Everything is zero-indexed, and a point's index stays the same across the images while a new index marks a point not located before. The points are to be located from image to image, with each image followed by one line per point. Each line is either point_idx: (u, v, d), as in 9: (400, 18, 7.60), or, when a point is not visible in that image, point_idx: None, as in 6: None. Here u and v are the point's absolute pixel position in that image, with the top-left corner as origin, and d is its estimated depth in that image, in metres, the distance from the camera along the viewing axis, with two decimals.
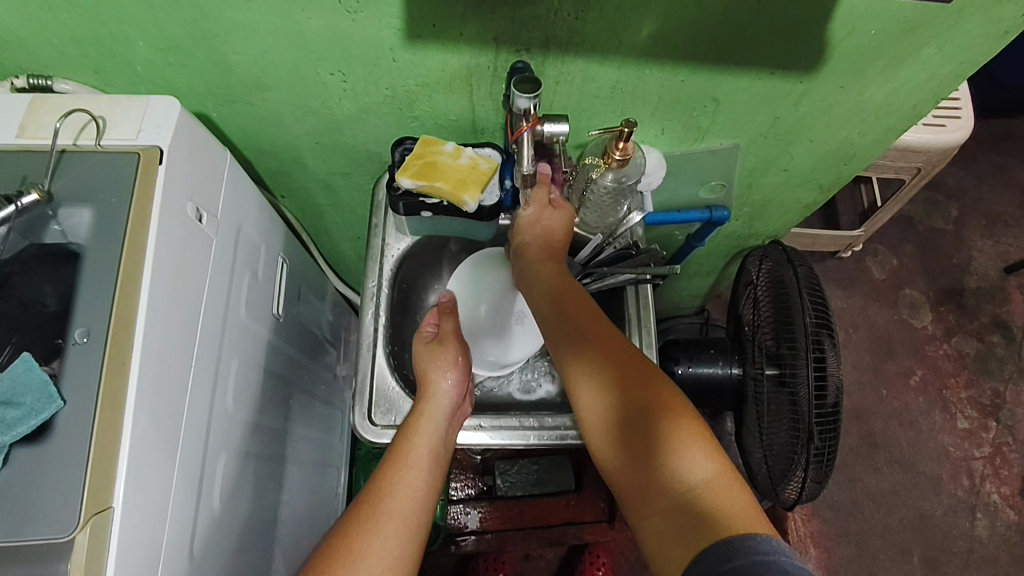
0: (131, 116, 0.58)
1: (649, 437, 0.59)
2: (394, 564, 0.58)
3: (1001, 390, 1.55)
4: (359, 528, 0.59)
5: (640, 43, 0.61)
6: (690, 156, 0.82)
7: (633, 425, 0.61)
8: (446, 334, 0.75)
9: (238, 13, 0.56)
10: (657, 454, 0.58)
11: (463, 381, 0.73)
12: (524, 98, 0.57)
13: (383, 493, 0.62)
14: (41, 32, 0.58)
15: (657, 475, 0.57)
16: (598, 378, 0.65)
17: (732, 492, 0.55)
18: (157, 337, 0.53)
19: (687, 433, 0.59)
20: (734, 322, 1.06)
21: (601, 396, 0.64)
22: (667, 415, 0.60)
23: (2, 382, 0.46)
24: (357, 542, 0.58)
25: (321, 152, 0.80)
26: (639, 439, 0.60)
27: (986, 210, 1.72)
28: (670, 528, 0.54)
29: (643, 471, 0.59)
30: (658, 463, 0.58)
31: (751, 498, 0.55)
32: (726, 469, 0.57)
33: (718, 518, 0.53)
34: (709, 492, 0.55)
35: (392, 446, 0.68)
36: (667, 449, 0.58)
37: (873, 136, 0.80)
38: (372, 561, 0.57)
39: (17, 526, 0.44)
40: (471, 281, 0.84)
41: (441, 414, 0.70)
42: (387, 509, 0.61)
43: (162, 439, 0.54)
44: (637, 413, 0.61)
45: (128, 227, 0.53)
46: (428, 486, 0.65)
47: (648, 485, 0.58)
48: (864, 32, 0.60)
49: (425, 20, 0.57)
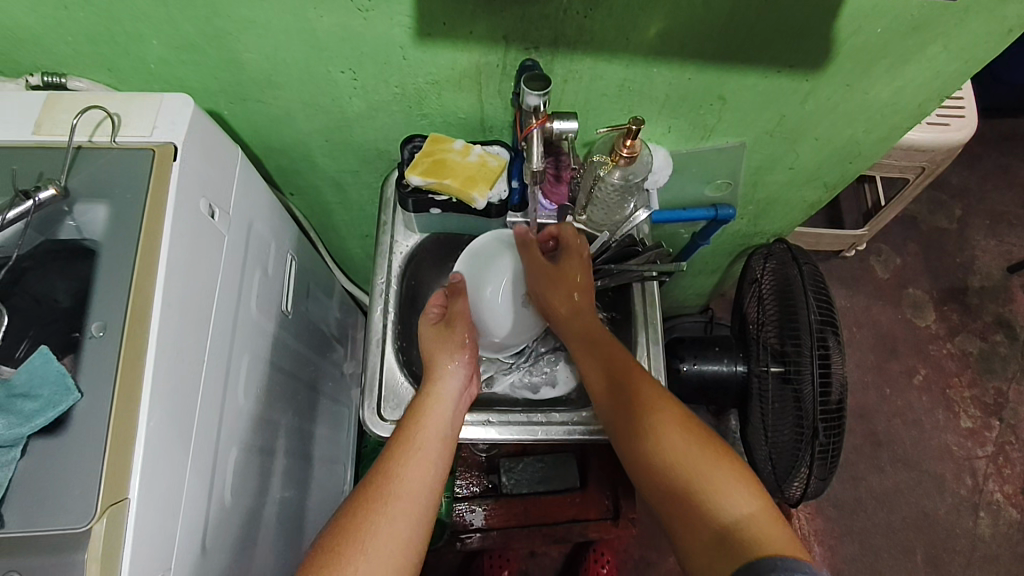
0: (145, 114, 0.58)
1: (689, 470, 0.63)
2: (402, 547, 0.60)
3: (1004, 389, 1.55)
4: (370, 511, 0.61)
5: (648, 41, 0.61)
6: (696, 154, 0.82)
7: (673, 457, 0.64)
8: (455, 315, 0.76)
9: (250, 11, 0.57)
10: (696, 487, 0.62)
11: (468, 364, 0.74)
12: (534, 95, 0.58)
13: (392, 473, 0.64)
14: (56, 30, 0.59)
15: (697, 506, 0.61)
16: (636, 411, 0.68)
17: (770, 523, 0.58)
18: (172, 331, 0.54)
19: (729, 472, 0.62)
20: (738, 321, 1.06)
21: (640, 424, 0.67)
22: (709, 455, 0.63)
23: (19, 375, 0.47)
24: (370, 524, 0.60)
25: (330, 149, 0.81)
26: (678, 470, 0.63)
27: (989, 210, 1.72)
28: (712, 551, 0.57)
29: (683, 502, 0.62)
30: (697, 495, 0.61)
31: (788, 528, 0.58)
32: (764, 502, 0.60)
33: (756, 545, 0.56)
34: (750, 523, 0.58)
35: (399, 425, 0.69)
36: (709, 485, 0.61)
37: (879, 134, 0.80)
38: (384, 544, 0.59)
39: (34, 517, 0.45)
40: (480, 263, 0.79)
41: (451, 397, 0.71)
42: (397, 492, 0.63)
43: (175, 432, 0.54)
44: (679, 450, 0.64)
45: (143, 224, 0.53)
46: (439, 469, 0.67)
47: (685, 513, 0.61)
48: (871, 29, 0.61)
49: (436, 18, 0.58)
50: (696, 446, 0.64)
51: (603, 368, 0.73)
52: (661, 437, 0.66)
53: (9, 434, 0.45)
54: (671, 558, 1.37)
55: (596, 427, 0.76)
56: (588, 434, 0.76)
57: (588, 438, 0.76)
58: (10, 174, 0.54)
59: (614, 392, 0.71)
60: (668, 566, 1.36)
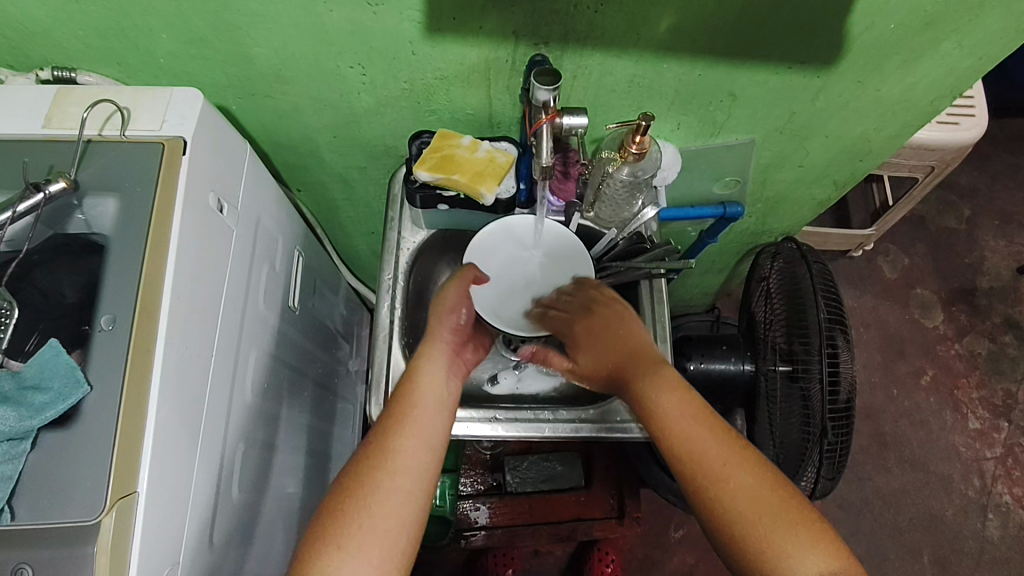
0: (153, 107, 0.58)
1: (756, 495, 0.55)
2: (411, 515, 0.55)
3: (1013, 390, 1.54)
4: (379, 470, 0.56)
5: (659, 36, 0.61)
6: (705, 151, 0.82)
7: (735, 476, 0.56)
8: (444, 300, 0.71)
9: (261, 5, 0.57)
10: (762, 520, 0.54)
11: (461, 325, 0.71)
12: (544, 90, 0.57)
13: (404, 426, 0.60)
14: (67, 24, 0.59)
15: (760, 542, 0.53)
16: (687, 412, 0.60)
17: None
18: (181, 324, 0.54)
19: (800, 515, 0.54)
20: (745, 320, 1.05)
21: (691, 425, 0.59)
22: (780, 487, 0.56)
23: (29, 368, 0.47)
24: (380, 483, 0.55)
25: (338, 145, 0.81)
26: (739, 492, 0.55)
27: (999, 210, 1.71)
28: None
29: (738, 528, 0.54)
30: (762, 528, 0.54)
31: None
32: (839, 549, 0.53)
33: None
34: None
35: (405, 377, 0.65)
36: (775, 523, 0.54)
37: (889, 132, 0.80)
38: (394, 512, 0.54)
39: (45, 509, 0.45)
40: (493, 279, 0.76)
41: (441, 362, 0.66)
42: (408, 456, 0.58)
43: (184, 426, 0.54)
44: (746, 470, 0.56)
45: (152, 218, 0.53)
46: (447, 420, 0.63)
47: (742, 536, 0.54)
48: (884, 25, 0.60)
49: (446, 12, 0.58)
50: (764, 473, 0.56)
51: (635, 363, 0.66)
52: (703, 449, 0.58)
53: (19, 426, 0.45)
54: (676, 557, 1.37)
55: (602, 424, 0.76)
56: (594, 431, 0.76)
57: (594, 436, 0.76)
58: (22, 166, 0.55)
59: (659, 380, 0.63)
60: (673, 566, 1.36)
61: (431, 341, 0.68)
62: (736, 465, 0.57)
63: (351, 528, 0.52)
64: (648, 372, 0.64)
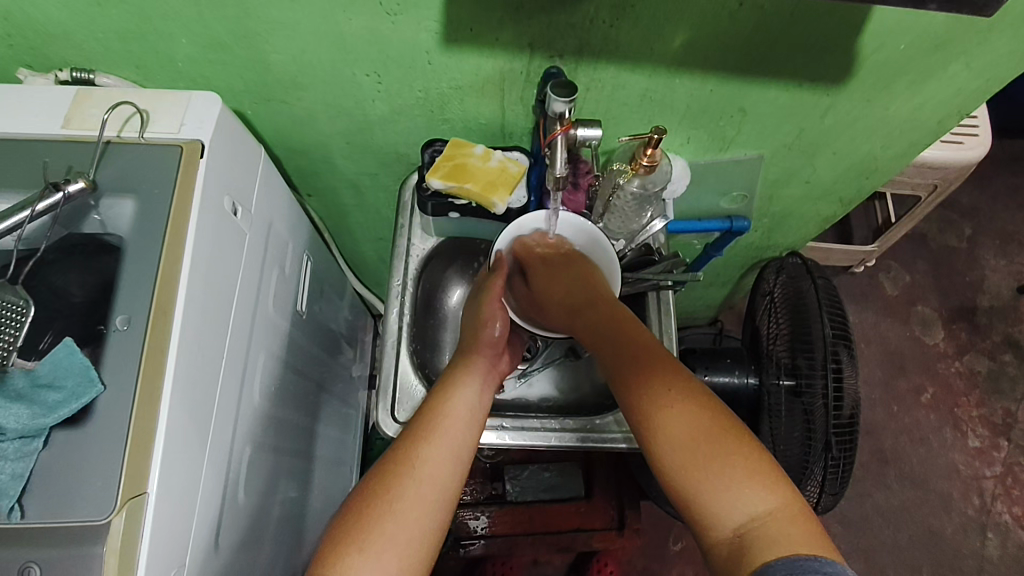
0: (173, 111, 0.59)
1: (689, 421, 0.55)
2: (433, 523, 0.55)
3: (1012, 410, 1.54)
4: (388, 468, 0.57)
5: (672, 51, 0.62)
6: (715, 165, 0.83)
7: (681, 414, 0.55)
8: (484, 310, 0.72)
9: (280, 12, 0.57)
10: (699, 458, 0.53)
11: (501, 336, 0.72)
12: (560, 102, 0.57)
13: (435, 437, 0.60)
14: (88, 26, 0.60)
15: (693, 480, 0.53)
16: (648, 363, 0.60)
17: (789, 522, 0.49)
18: (193, 324, 0.54)
19: (741, 452, 0.53)
20: (749, 334, 1.06)
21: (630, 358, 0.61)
22: (733, 431, 0.54)
23: (43, 366, 0.48)
24: (374, 483, 0.55)
25: (350, 152, 0.81)
26: (677, 424, 0.55)
27: (1000, 230, 1.71)
28: (703, 509, 0.52)
29: (680, 471, 0.53)
30: (694, 455, 0.53)
31: (805, 525, 0.49)
32: (777, 485, 0.51)
33: (769, 544, 0.48)
34: (762, 522, 0.50)
35: (438, 386, 0.65)
36: (715, 459, 0.53)
37: (896, 151, 0.80)
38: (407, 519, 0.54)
39: (56, 508, 0.46)
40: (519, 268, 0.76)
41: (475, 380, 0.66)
42: (432, 467, 0.57)
43: (194, 427, 0.54)
44: (698, 411, 0.55)
45: (169, 218, 0.54)
46: (474, 435, 0.63)
47: (677, 467, 0.54)
48: (894, 45, 0.61)
49: (463, 24, 0.58)
50: (711, 412, 0.55)
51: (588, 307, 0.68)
52: (639, 382, 0.59)
53: (33, 425, 0.45)
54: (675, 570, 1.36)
55: (609, 434, 0.76)
56: (601, 441, 0.76)
57: (603, 445, 0.75)
58: (42, 166, 0.55)
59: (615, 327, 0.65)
60: None
61: (472, 360, 0.69)
62: (666, 395, 0.57)
63: (352, 522, 0.53)
64: (596, 314, 0.67)
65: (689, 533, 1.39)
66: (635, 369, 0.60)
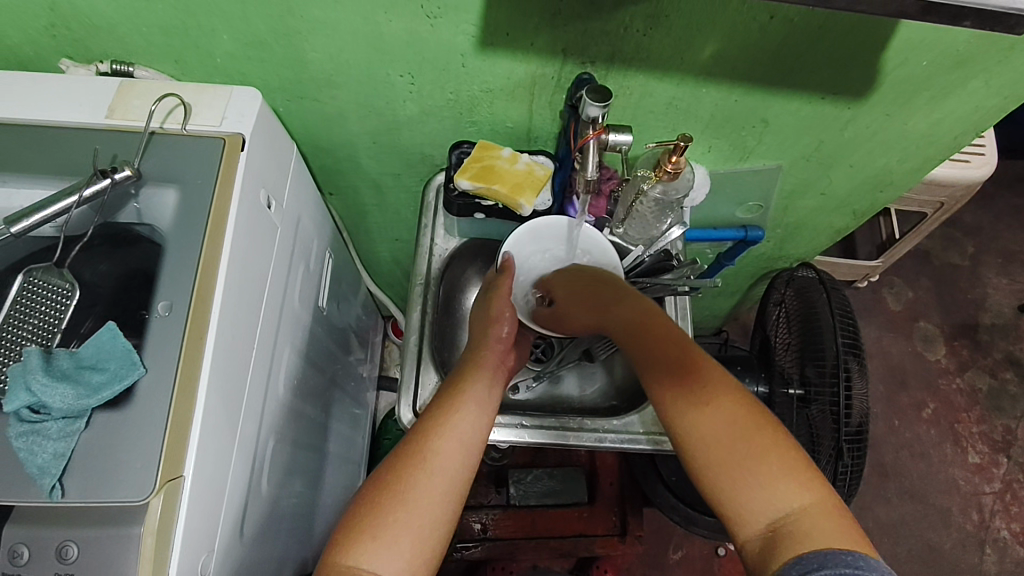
0: (215, 105, 0.61)
1: (725, 419, 0.56)
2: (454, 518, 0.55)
3: (1012, 427, 1.56)
4: (418, 460, 0.57)
5: (701, 60, 0.63)
6: (733, 175, 0.84)
7: (714, 414, 0.56)
8: (493, 308, 0.72)
9: (322, 12, 0.59)
10: (733, 454, 0.54)
11: (508, 335, 0.72)
12: (594, 107, 0.59)
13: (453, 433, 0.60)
14: (133, 20, 0.61)
15: (729, 478, 0.54)
16: (676, 359, 0.60)
17: (823, 515, 0.51)
18: (230, 312, 0.55)
19: (777, 448, 0.54)
20: (759, 342, 1.07)
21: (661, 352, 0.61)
22: (768, 429, 0.55)
23: (86, 348, 0.49)
24: (405, 474, 0.56)
25: (377, 151, 0.83)
26: (713, 421, 0.56)
27: (1002, 248, 1.74)
28: (740, 507, 0.53)
29: (715, 470, 0.54)
30: (729, 452, 0.54)
31: (839, 521, 0.50)
32: (815, 482, 0.52)
33: (809, 541, 0.49)
34: (798, 518, 0.51)
35: (454, 385, 0.65)
36: (744, 455, 0.54)
37: (911, 165, 0.82)
38: (432, 510, 0.54)
39: (96, 487, 0.46)
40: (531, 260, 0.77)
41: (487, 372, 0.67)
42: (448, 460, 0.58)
43: (226, 416, 0.55)
44: (732, 409, 0.56)
45: (211, 207, 0.55)
46: (486, 428, 0.63)
47: (713, 464, 0.55)
48: (916, 61, 0.63)
49: (500, 29, 0.60)
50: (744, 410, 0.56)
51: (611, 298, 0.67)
52: (670, 377, 0.60)
53: (76, 405, 0.46)
54: None
55: (625, 436, 0.77)
56: (617, 442, 0.77)
57: (617, 447, 0.77)
58: (91, 154, 0.56)
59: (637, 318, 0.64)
60: None
61: (481, 358, 0.69)
62: (702, 392, 0.58)
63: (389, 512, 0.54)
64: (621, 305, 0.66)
65: (689, 541, 1.40)
66: (664, 366, 0.60)
